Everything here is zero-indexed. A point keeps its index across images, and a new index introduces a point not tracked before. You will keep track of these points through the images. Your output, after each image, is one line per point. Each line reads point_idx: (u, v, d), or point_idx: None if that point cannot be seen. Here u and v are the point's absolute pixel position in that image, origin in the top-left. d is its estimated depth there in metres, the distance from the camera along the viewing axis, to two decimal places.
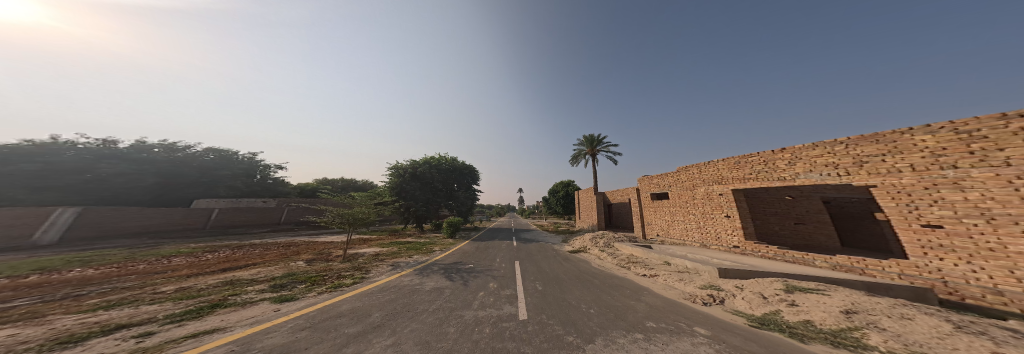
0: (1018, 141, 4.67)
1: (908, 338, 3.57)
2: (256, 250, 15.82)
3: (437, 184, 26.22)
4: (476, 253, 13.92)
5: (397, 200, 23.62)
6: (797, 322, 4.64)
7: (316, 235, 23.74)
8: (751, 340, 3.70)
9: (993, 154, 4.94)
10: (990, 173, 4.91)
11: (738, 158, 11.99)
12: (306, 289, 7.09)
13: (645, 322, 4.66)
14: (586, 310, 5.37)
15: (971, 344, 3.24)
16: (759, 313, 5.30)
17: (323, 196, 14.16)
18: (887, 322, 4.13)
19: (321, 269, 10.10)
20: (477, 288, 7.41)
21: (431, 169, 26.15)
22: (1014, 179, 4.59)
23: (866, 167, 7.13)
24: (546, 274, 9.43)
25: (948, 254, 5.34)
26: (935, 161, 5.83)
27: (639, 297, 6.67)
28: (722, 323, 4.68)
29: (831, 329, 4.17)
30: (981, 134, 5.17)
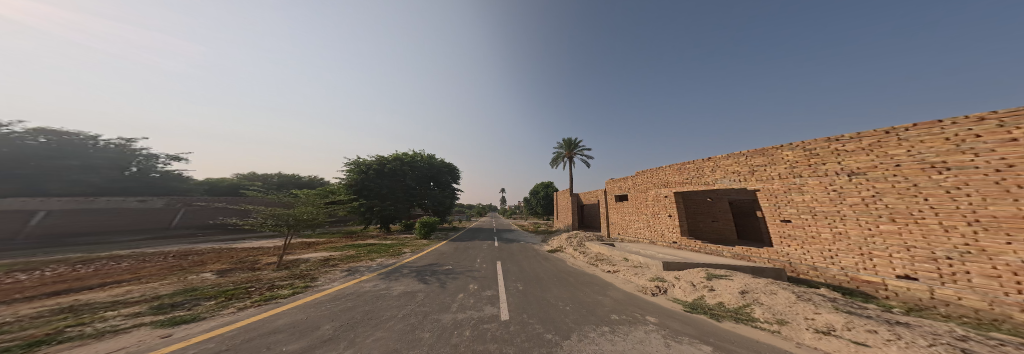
0: (831, 159, 7.25)
1: (775, 309, 5.40)
2: (153, 251, 12.11)
3: (410, 182, 24.25)
4: (455, 254, 13.32)
5: (360, 199, 21.25)
6: (714, 304, 6.17)
7: (247, 235, 19.29)
8: (688, 324, 4.76)
9: (819, 167, 7.54)
10: (818, 181, 7.51)
11: (680, 164, 14.08)
12: (218, 306, 5.21)
13: (611, 314, 5.43)
14: (561, 307, 5.86)
15: (805, 308, 5.20)
16: (691, 299, 6.72)
17: (248, 194, 11.05)
18: (765, 297, 6.02)
19: (253, 270, 8.39)
20: (455, 290, 7.22)
21: (403, 166, 24.13)
22: (829, 185, 7.21)
23: (756, 174, 9.71)
24: (525, 271, 9.85)
25: (793, 242, 7.97)
26: (791, 171, 8.42)
27: (602, 290, 7.57)
28: (668, 311, 5.76)
29: (735, 307, 5.82)
30: (815, 152, 7.73)
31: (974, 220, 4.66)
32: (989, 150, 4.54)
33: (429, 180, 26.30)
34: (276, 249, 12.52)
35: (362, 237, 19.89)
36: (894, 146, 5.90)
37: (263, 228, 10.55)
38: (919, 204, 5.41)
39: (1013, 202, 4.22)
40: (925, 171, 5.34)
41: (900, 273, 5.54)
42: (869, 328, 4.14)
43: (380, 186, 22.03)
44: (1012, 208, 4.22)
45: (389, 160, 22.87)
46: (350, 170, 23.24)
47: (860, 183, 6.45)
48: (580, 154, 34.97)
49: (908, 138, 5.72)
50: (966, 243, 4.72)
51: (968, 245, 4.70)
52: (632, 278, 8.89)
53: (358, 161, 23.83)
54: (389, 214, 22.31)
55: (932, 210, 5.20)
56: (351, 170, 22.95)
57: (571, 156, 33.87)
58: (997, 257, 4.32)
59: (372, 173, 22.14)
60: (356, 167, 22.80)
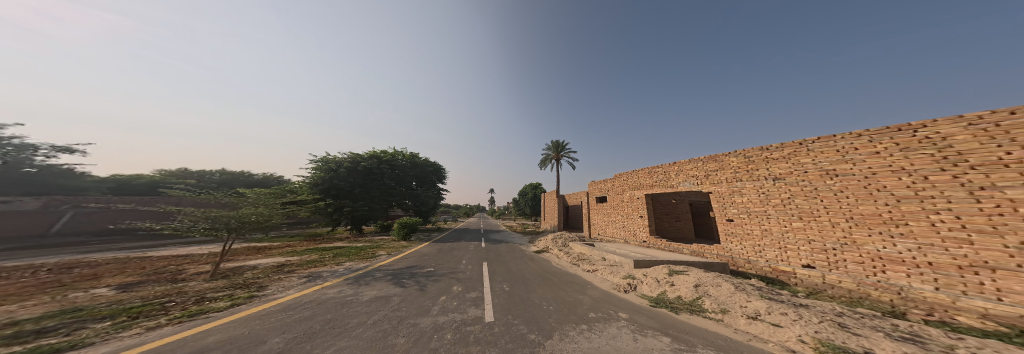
0: (761, 165, 7.85)
1: (718, 299, 6.00)
2: (38, 263, 9.77)
3: (388, 182, 21.97)
4: (438, 256, 11.77)
5: (328, 199, 18.71)
6: (674, 298, 6.57)
7: (182, 241, 16.54)
8: (654, 320, 5.02)
9: (753, 172, 8.08)
10: (752, 185, 8.04)
11: (652, 167, 14.87)
12: (118, 326, 4.40)
13: (589, 312, 5.30)
14: (545, 307, 5.45)
15: (739, 298, 5.87)
16: (656, 294, 7.06)
17: (170, 194, 9.13)
18: (712, 290, 6.51)
19: (169, 283, 6.99)
20: (437, 292, 6.39)
21: (380, 164, 21.65)
22: (760, 188, 7.81)
23: (708, 178, 9.74)
24: (510, 271, 9.29)
25: (733, 238, 8.43)
26: (733, 175, 8.75)
27: (581, 287, 7.55)
28: (634, 306, 6.03)
29: (690, 300, 6.31)
30: (751, 158, 8.22)
31: (850, 216, 5.61)
32: (863, 160, 5.44)
33: (410, 180, 24.04)
34: (210, 256, 10.72)
35: (329, 240, 17.92)
36: (807, 155, 6.60)
37: (191, 233, 8.36)
38: (817, 204, 6.29)
39: (877, 202, 5.09)
40: (823, 177, 6.19)
41: (805, 263, 6.43)
42: (783, 311, 4.85)
43: (352, 185, 19.56)
44: (875, 208, 5.12)
45: (364, 157, 20.36)
46: (316, 168, 20.27)
47: (782, 187, 7.13)
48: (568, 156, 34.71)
49: (814, 148, 6.50)
50: (846, 235, 5.64)
51: (847, 237, 5.64)
52: (608, 275, 9.09)
53: (326, 158, 20.82)
54: (363, 216, 20.03)
55: (825, 209, 6.09)
56: (317, 168, 19.92)
57: (558, 157, 34.27)
58: (865, 246, 5.28)
59: (342, 171, 19.45)
60: (324, 166, 19.87)
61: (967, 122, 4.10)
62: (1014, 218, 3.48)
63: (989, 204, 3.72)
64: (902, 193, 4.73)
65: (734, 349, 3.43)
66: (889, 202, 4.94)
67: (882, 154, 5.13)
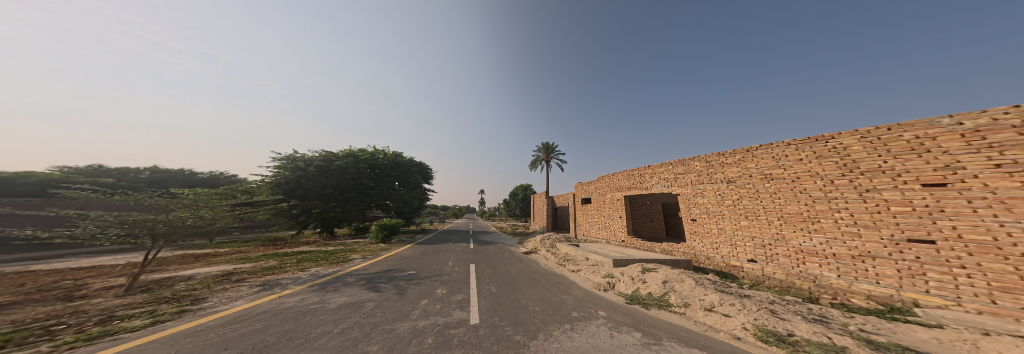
0: (718, 169, 7.61)
1: (682, 293, 6.19)
2: None
3: (365, 182, 19.80)
4: (422, 257, 10.25)
5: (293, 199, 16.30)
6: (647, 294, 6.58)
7: (100, 249, 13.87)
8: (631, 316, 5.03)
9: (713, 175, 7.74)
10: (711, 187, 7.71)
11: (630, 170, 15.48)
12: None
13: (573, 312, 5.18)
14: (530, 309, 5.13)
15: (698, 290, 6.09)
16: (630, 291, 7.02)
17: (67, 194, 7.32)
18: (677, 285, 6.66)
19: (62, 301, 5.68)
20: (419, 297, 5.42)
21: (357, 162, 19.39)
22: (716, 190, 7.56)
23: (674, 181, 9.16)
24: (501, 272, 8.64)
25: (693, 235, 8.23)
26: (694, 178, 8.39)
27: (563, 287, 7.48)
28: (613, 304, 5.99)
29: (659, 295, 6.41)
30: (711, 161, 7.92)
31: (781, 215, 5.92)
32: (790, 166, 5.84)
33: (392, 180, 21.91)
34: (126, 268, 8.98)
35: (292, 244, 15.99)
36: (750, 158, 6.79)
37: (97, 242, 5.88)
38: (756, 204, 6.45)
39: (805, 202, 5.41)
40: (763, 180, 6.37)
41: (750, 258, 6.49)
42: (732, 303, 5.20)
43: (323, 185, 17.24)
44: (804, 207, 5.44)
45: (337, 154, 18.11)
46: (279, 166, 17.66)
47: (734, 189, 7.03)
48: (559, 159, 34.15)
49: (758, 154, 6.67)
50: (777, 232, 5.91)
51: (778, 233, 5.93)
52: (589, 274, 9.17)
53: (293, 156, 18.25)
54: (337, 218, 17.75)
55: (761, 208, 6.32)
56: (280, 166, 17.32)
57: (548, 160, 34.21)
58: (791, 241, 5.63)
59: (311, 169, 17.03)
60: (289, 165, 17.35)
61: (863, 134, 4.70)
62: (884, 215, 4.28)
63: (870, 204, 4.46)
64: (821, 194, 5.20)
65: (694, 339, 3.64)
66: (806, 202, 5.45)
67: (804, 161, 5.60)
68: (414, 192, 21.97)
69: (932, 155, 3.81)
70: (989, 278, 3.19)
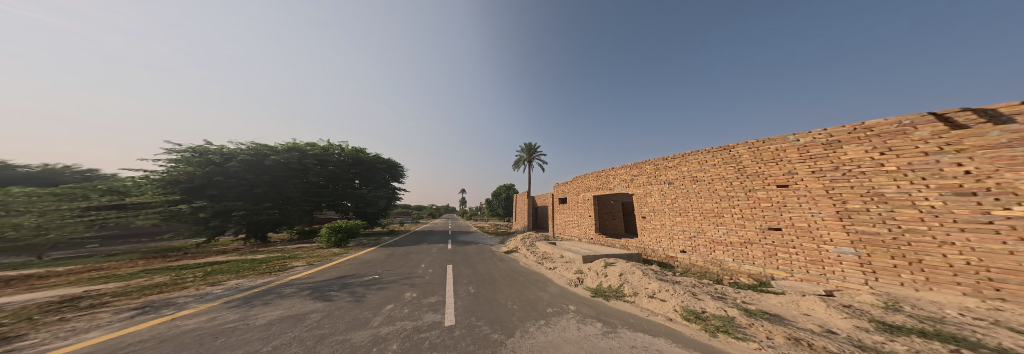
0: (660, 172, 8.13)
1: (634, 284, 6.45)
2: None
3: (311, 180, 17.08)
4: (389, 260, 8.37)
5: (199, 200, 12.64)
6: (608, 287, 6.70)
7: None
8: (595, 308, 4.99)
9: (657, 178, 8.22)
10: (656, 188, 8.17)
11: (598, 170, 16.37)
12: None
13: (551, 306, 4.89)
14: (508, 306, 4.58)
15: (645, 281, 6.48)
16: (595, 284, 7.05)
17: None
18: (631, 276, 6.92)
19: None
20: (382, 302, 4.20)
21: (300, 158, 16.51)
22: (657, 190, 8.10)
23: (631, 182, 9.46)
24: (477, 266, 7.88)
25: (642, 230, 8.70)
26: (643, 180, 8.82)
27: (536, 280, 7.13)
28: (582, 298, 5.90)
29: (615, 287, 6.65)
30: (655, 165, 8.42)
31: (701, 213, 6.58)
32: (705, 170, 6.62)
33: (350, 177, 19.49)
34: None
35: (197, 255, 12.49)
36: (679, 162, 7.53)
37: None
38: (687, 203, 6.99)
39: (715, 200, 6.17)
40: (688, 182, 7.04)
41: (682, 249, 7.06)
42: (665, 290, 5.78)
43: (250, 184, 13.81)
44: (714, 204, 6.21)
45: (274, 147, 15.09)
46: (178, 160, 13.50)
47: (671, 190, 7.54)
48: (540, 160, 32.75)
49: (687, 160, 7.32)
50: (699, 225, 6.56)
51: (699, 226, 6.59)
52: (554, 267, 9.21)
53: (203, 148, 14.36)
54: (273, 222, 14.78)
55: (686, 207, 6.98)
56: (180, 160, 13.22)
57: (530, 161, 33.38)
58: (707, 233, 6.34)
59: (232, 165, 13.60)
60: (196, 159, 13.32)
61: (751, 146, 5.63)
62: (758, 210, 5.30)
63: (748, 201, 5.49)
64: (724, 192, 6.03)
65: (640, 324, 4.07)
66: (713, 200, 6.26)
67: (714, 167, 6.40)
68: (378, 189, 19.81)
69: (782, 164, 4.99)
70: (817, 256, 4.29)
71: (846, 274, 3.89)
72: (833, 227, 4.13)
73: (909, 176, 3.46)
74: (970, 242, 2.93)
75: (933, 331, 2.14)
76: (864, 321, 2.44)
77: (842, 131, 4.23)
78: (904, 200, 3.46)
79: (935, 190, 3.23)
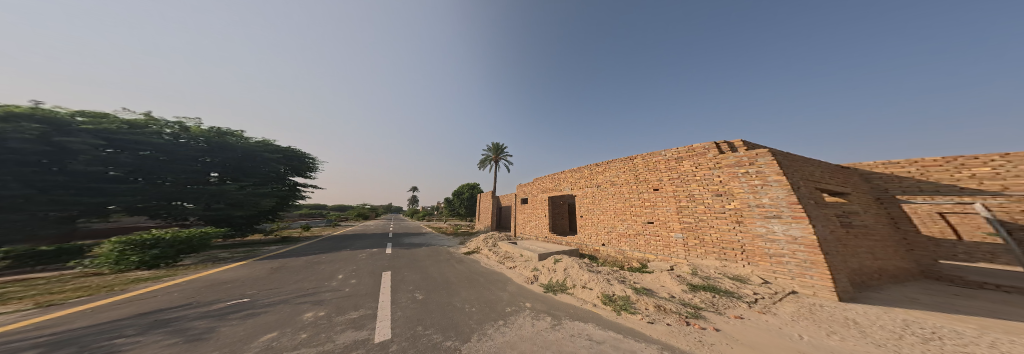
0: (585, 178, 8.75)
1: (574, 279, 5.66)
2: None
3: (75, 170, 8.50)
4: (282, 274, 5.86)
5: None
6: (557, 281, 5.75)
7: None
8: (546, 302, 4.39)
9: (586, 184, 8.73)
10: (585, 190, 8.69)
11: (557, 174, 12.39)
12: None
13: (518, 303, 4.05)
14: (465, 309, 3.49)
15: (575, 274, 5.85)
16: (547, 280, 5.96)
17: None
18: (571, 270, 6.12)
19: None
20: (257, 331, 2.65)
21: (64, 133, 8.53)
22: (583, 192, 8.70)
23: (563, 185, 9.87)
24: (418, 266, 6.42)
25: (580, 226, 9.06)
26: (575, 184, 9.31)
27: (490, 273, 6.00)
28: (528, 293, 5.04)
29: (558, 283, 5.66)
30: (585, 170, 8.97)
31: (612, 213, 7.37)
32: (613, 177, 7.54)
33: (199, 166, 11.35)
34: None
35: None
36: (601, 167, 8.22)
37: None
38: (606, 204, 7.67)
39: (622, 201, 7.01)
40: (603, 187, 7.85)
41: (602, 242, 7.63)
42: (589, 283, 5.24)
43: None
44: (621, 204, 7.03)
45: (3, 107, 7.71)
46: None
47: (596, 192, 8.15)
48: (507, 160, 28.90)
49: (598, 168, 8.22)
50: (613, 222, 7.29)
51: (613, 222, 7.32)
52: (502, 260, 7.73)
53: None
54: None
55: (602, 209, 7.76)
56: None
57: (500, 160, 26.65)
58: (618, 227, 7.09)
59: None
60: None
61: (643, 156, 6.77)
62: (645, 208, 6.34)
63: (637, 200, 6.57)
64: (627, 194, 6.91)
65: (573, 311, 3.82)
66: (620, 202, 7.14)
67: (617, 174, 7.40)
68: (274, 171, 13.69)
69: (653, 172, 6.29)
70: (665, 241, 5.74)
71: (675, 253, 5.49)
72: (677, 219, 5.54)
73: (706, 182, 5.14)
74: (711, 223, 4.90)
75: (708, 284, 3.53)
76: (683, 285, 3.65)
77: (678, 151, 5.83)
78: (697, 199, 5.20)
79: (708, 192, 5.05)
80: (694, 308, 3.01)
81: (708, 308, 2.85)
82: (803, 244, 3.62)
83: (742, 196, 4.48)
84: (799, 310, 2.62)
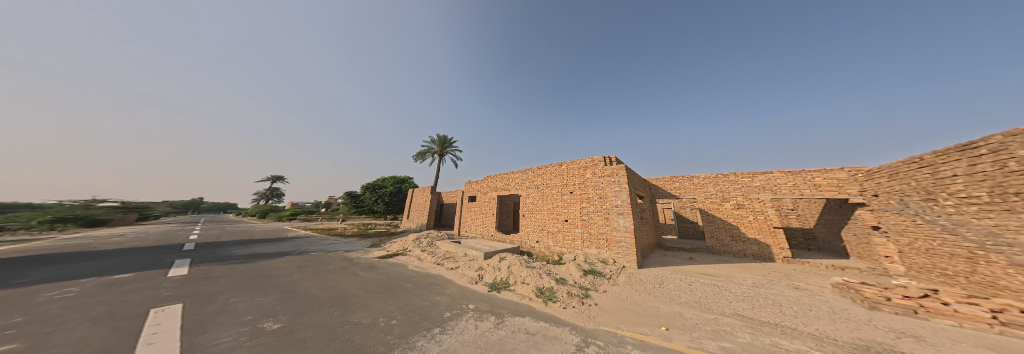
0: (518, 179, 9.22)
1: (515, 277, 4.76)
2: None
3: None
4: None
5: None
6: (504, 280, 4.76)
7: None
8: (486, 299, 3.71)
9: (516, 187, 9.24)
10: (519, 191, 9.04)
11: (496, 183, 10.41)
12: None
13: (459, 304, 3.34)
14: (380, 325, 2.59)
15: (514, 269, 5.10)
16: (491, 280, 4.90)
17: None
18: (516, 266, 5.21)
19: None
20: None
21: None
22: (515, 190, 9.24)
23: (501, 185, 10.05)
24: (273, 286, 3.99)
25: None
26: (508, 184, 9.65)
27: (412, 278, 5.05)
28: (466, 294, 4.06)
29: (502, 281, 4.74)
30: (518, 173, 9.30)
31: (538, 212, 8.08)
32: (541, 180, 8.26)
33: None
34: None
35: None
36: (540, 169, 8.45)
37: None
38: (536, 204, 8.21)
39: (548, 202, 7.76)
40: (531, 189, 8.52)
41: (535, 239, 7.98)
42: (527, 277, 4.64)
43: None
44: (549, 206, 7.69)
45: None
46: None
47: (525, 192, 8.71)
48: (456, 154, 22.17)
49: (529, 172, 8.85)
50: (541, 221, 7.88)
51: (542, 220, 7.87)
52: (442, 261, 6.70)
53: None
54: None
55: (530, 208, 8.40)
56: None
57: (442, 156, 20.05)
58: (546, 226, 7.69)
59: None
60: None
61: (569, 161, 7.58)
62: (562, 208, 7.36)
63: (558, 202, 7.51)
64: (551, 196, 7.73)
65: (511, 304, 3.51)
66: (543, 202, 7.98)
67: (542, 178, 8.23)
68: None
69: (566, 179, 7.45)
70: (572, 236, 6.96)
71: (577, 245, 6.80)
72: (576, 217, 6.94)
73: (597, 190, 6.66)
74: (600, 220, 6.45)
75: (592, 269, 4.77)
76: (581, 270, 4.66)
77: (586, 162, 7.10)
78: (590, 200, 6.71)
79: (596, 196, 6.63)
80: (585, 288, 3.91)
81: (591, 288, 3.86)
82: (624, 231, 5.95)
83: (610, 197, 6.34)
84: (627, 278, 4.27)
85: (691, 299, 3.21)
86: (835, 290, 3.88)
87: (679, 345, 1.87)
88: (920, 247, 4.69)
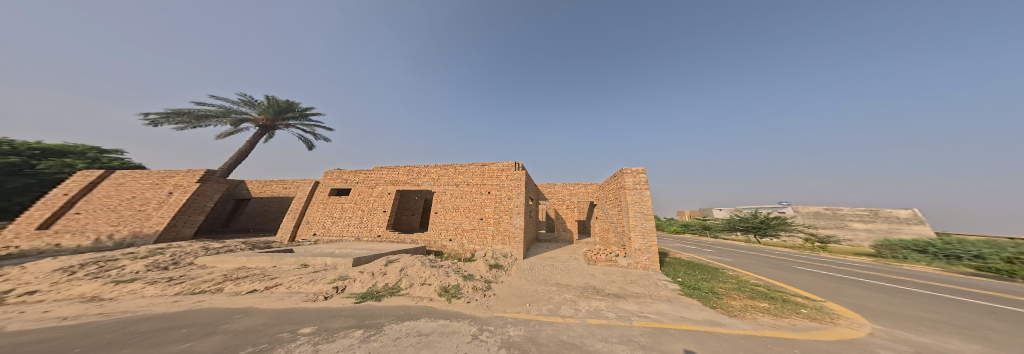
0: (429, 174, 8.63)
1: (413, 279, 4.42)
2: None
3: None
4: None
5: None
6: (389, 285, 4.27)
7: None
8: (349, 315, 3.01)
9: (421, 182, 8.62)
10: (426, 186, 8.50)
11: (399, 174, 9.08)
12: None
13: (240, 347, 2.00)
14: None
15: (406, 272, 4.69)
16: (366, 288, 4.20)
17: None
18: (410, 269, 4.82)
19: None
20: None
21: None
22: (422, 185, 8.57)
23: (409, 178, 8.89)
24: None
25: None
26: (414, 177, 8.79)
27: (16, 346, 1.86)
28: (326, 310, 3.20)
29: (384, 286, 4.24)
30: (429, 168, 8.69)
31: (445, 207, 7.97)
32: (452, 178, 8.18)
33: None
34: None
35: None
36: (462, 167, 8.25)
37: None
38: (450, 201, 7.99)
39: (466, 200, 7.73)
40: (439, 185, 8.26)
41: (448, 239, 7.62)
42: (422, 278, 4.40)
43: None
44: (468, 204, 7.67)
45: None
46: None
47: (436, 187, 8.29)
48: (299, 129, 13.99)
49: (442, 168, 8.52)
50: (455, 218, 7.72)
51: (456, 218, 7.73)
52: (217, 285, 4.21)
53: None
54: None
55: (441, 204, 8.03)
56: None
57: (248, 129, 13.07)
58: (461, 225, 7.57)
59: None
60: None
61: (491, 163, 7.86)
62: (473, 207, 7.58)
63: (475, 201, 7.64)
64: (467, 195, 7.79)
65: (391, 312, 3.14)
66: (451, 199, 7.98)
67: (457, 176, 8.14)
68: None
69: (481, 180, 7.75)
70: (485, 233, 7.26)
71: (488, 242, 7.17)
72: (482, 215, 7.41)
73: (504, 192, 7.36)
74: (511, 217, 7.06)
75: (496, 263, 5.21)
76: (486, 266, 4.92)
77: (507, 165, 7.59)
78: (499, 200, 7.32)
79: (506, 196, 7.30)
80: (486, 282, 4.18)
81: (493, 280, 4.22)
82: (514, 224, 6.93)
83: (514, 199, 7.18)
84: (517, 269, 4.84)
85: (568, 279, 4.02)
86: (579, 256, 6.28)
87: (535, 315, 2.34)
88: (599, 226, 8.92)
